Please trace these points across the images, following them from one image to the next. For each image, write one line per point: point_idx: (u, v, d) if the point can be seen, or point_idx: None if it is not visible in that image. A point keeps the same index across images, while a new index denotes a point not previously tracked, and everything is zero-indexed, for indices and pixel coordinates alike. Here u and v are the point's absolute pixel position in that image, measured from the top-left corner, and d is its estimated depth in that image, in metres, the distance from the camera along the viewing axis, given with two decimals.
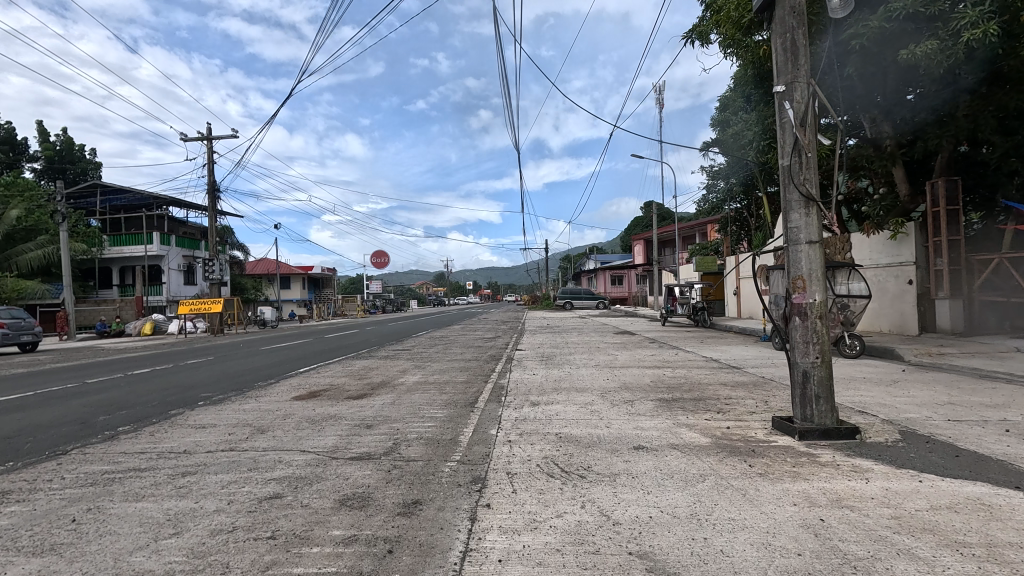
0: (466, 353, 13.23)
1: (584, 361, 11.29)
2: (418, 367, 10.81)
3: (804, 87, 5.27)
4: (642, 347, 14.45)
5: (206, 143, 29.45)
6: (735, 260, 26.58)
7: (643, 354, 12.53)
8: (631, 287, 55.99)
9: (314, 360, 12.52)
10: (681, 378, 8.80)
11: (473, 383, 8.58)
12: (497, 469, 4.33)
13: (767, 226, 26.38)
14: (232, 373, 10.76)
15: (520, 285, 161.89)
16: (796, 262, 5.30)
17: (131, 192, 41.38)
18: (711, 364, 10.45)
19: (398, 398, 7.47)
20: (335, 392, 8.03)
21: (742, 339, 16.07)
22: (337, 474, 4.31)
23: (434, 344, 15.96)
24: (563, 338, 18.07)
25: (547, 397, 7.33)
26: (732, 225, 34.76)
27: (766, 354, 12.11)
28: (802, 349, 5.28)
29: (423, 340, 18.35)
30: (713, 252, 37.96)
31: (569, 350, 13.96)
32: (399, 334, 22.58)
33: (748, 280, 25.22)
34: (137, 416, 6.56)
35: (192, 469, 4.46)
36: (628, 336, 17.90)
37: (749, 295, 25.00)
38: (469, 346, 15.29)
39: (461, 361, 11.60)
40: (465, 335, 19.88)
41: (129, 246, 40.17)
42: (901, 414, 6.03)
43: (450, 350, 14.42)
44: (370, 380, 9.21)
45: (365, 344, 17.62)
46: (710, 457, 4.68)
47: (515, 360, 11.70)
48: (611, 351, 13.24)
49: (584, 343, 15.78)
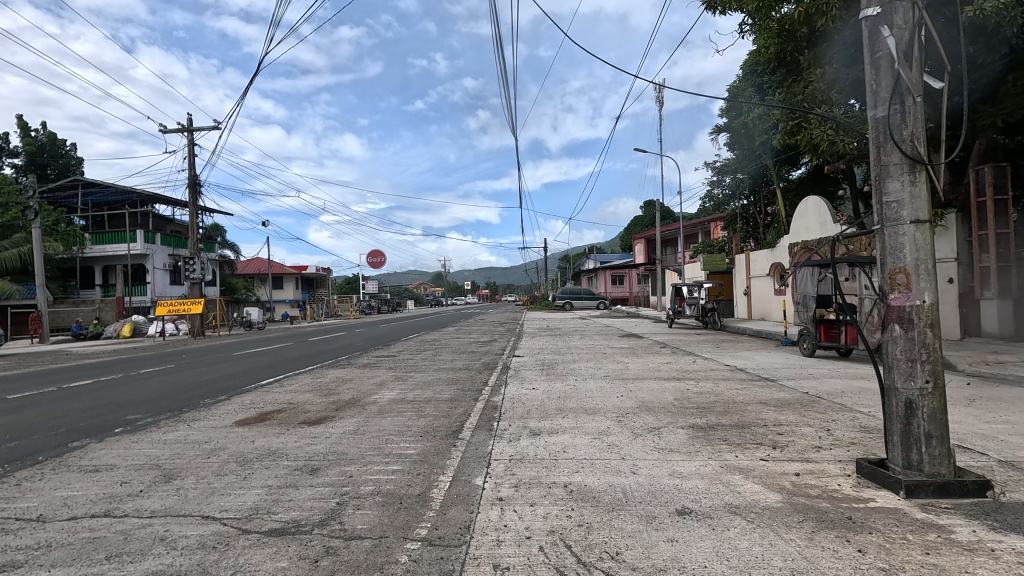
0: (457, 361, 11.78)
1: (591, 371, 9.85)
2: (398, 379, 9.34)
3: (908, 9, 3.79)
4: (654, 354, 13.01)
5: (186, 135, 27.92)
6: (745, 258, 25.17)
7: (657, 363, 11.08)
8: (632, 287, 54.60)
9: (285, 368, 11.09)
10: (710, 395, 7.35)
11: (459, 401, 7.12)
12: (478, 561, 2.85)
13: (782, 222, 24.95)
14: (182, 386, 9.29)
15: (519, 285, 160.56)
16: (896, 249, 3.84)
17: (115, 188, 39.85)
18: (739, 377, 9.00)
19: (364, 423, 6.01)
20: (290, 415, 6.56)
21: (761, 344, 14.61)
22: (234, 569, 2.82)
23: (422, 350, 14.49)
24: (565, 342, 16.62)
25: (549, 422, 5.87)
26: (739, 223, 33.39)
27: (797, 363, 10.65)
28: (904, 370, 3.82)
29: (413, 344, 16.86)
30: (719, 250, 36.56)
31: (572, 357, 12.50)
32: (387, 337, 21.10)
33: (759, 279, 23.79)
34: (21, 453, 5.08)
35: (22, 558, 2.97)
36: (635, 341, 16.42)
37: (761, 295, 23.55)
38: (461, 352, 13.83)
39: (449, 371, 10.16)
40: (459, 339, 18.40)
41: (113, 245, 38.63)
42: (1016, 452, 4.59)
43: (440, 356, 12.95)
44: (338, 397, 7.75)
45: (348, 348, 16.23)
46: (792, 531, 3.21)
47: (511, 370, 10.24)
48: (620, 359, 11.77)
49: (588, 348, 14.31)
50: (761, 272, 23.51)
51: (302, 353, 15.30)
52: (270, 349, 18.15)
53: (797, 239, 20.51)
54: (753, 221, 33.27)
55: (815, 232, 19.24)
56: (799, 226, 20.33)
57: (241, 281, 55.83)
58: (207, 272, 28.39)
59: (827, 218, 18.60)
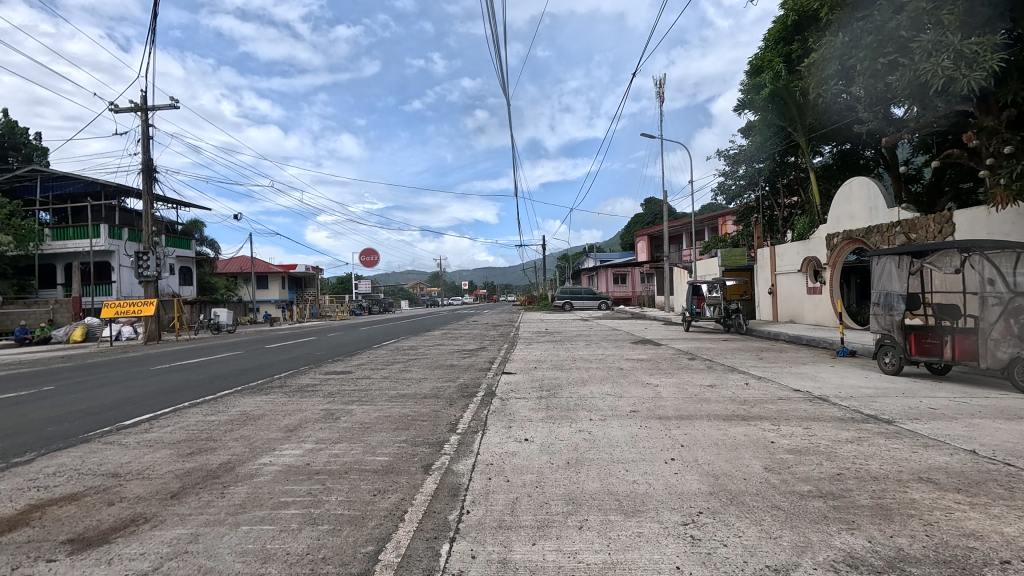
0: (426, 382, 8.86)
1: (609, 402, 6.85)
2: (327, 417, 6.36)
3: None
4: (685, 369, 10.04)
5: (140, 115, 24.95)
6: (769, 253, 22.35)
7: (697, 386, 8.12)
8: (635, 287, 51.83)
9: (189, 394, 8.05)
10: (822, 462, 4.36)
11: (396, 476, 4.13)
12: None
13: (814, 210, 22.03)
14: (17, 424, 6.34)
15: (517, 285, 157.45)
16: None
17: (78, 179, 36.76)
18: (833, 415, 6.02)
19: (187, 547, 3.01)
20: (74, 514, 3.54)
21: (814, 356, 11.67)
22: None
23: (388, 364, 11.56)
24: (568, 350, 13.68)
25: (551, 551, 2.90)
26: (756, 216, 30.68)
27: (895, 386, 7.68)
28: None
29: (385, 354, 13.93)
30: (733, 246, 33.72)
31: (579, 374, 9.55)
32: (359, 343, 18.14)
33: (787, 277, 20.96)
34: None
35: None
36: (653, 350, 13.50)
37: (790, 293, 20.71)
38: (436, 367, 10.87)
39: (410, 401, 7.18)
40: (440, 347, 15.46)
41: (74, 241, 35.59)
42: None
43: (408, 374, 10.00)
44: (207, 458, 4.76)
45: (304, 358, 13.24)
46: None
47: (497, 399, 7.26)
48: (646, 378, 8.81)
49: (599, 361, 11.34)
50: (791, 268, 20.60)
51: (242, 366, 12.30)
52: (217, 358, 15.18)
53: (837, 229, 17.64)
54: (772, 216, 30.62)
55: (863, 217, 16.32)
56: (840, 212, 17.43)
57: (222, 281, 52.72)
58: (164, 269, 25.20)
59: (878, 202, 15.75)
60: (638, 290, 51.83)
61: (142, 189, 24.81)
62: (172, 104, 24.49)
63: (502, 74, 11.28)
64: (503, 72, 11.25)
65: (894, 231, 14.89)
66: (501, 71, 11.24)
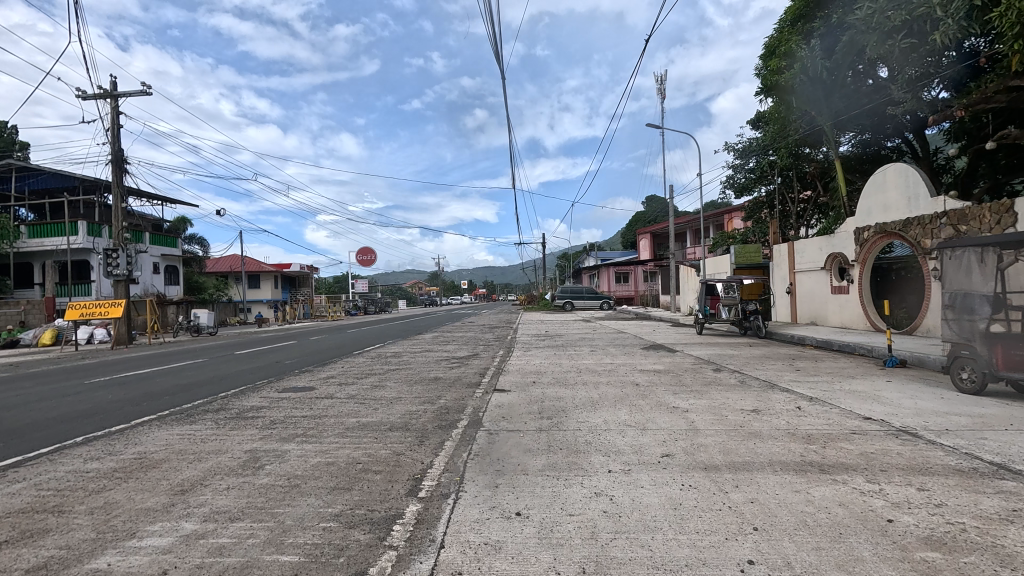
0: (397, 406, 7.14)
1: (632, 441, 5.15)
2: (248, 463, 4.66)
3: None
4: (713, 384, 8.42)
5: (109, 103, 23.26)
6: (786, 250, 20.76)
7: (738, 412, 6.43)
8: (637, 285, 50.23)
9: (101, 421, 6.45)
10: (999, 574, 2.67)
11: None
12: None
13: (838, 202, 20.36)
14: None
15: (516, 283, 155.84)
16: None
17: (54, 173, 34.95)
18: (945, 465, 4.34)
19: None
20: None
21: (859, 367, 10.02)
22: None
23: (362, 377, 9.87)
24: (571, 358, 11.99)
25: None
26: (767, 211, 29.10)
27: (994, 414, 6.01)
28: None
29: (361, 362, 12.23)
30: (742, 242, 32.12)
31: (587, 392, 7.86)
32: (340, 348, 16.52)
33: (807, 275, 19.36)
34: None
35: None
36: (668, 358, 11.83)
37: (812, 292, 19.09)
38: (416, 382, 9.17)
39: (370, 436, 5.50)
40: (428, 353, 13.88)
41: (50, 238, 33.83)
42: None
43: (381, 391, 8.34)
44: (20, 554, 3.04)
45: (279, 367, 11.79)
46: None
47: (482, 434, 5.56)
48: (671, 400, 7.12)
49: (609, 373, 9.67)
50: (814, 266, 18.91)
51: (202, 377, 10.78)
52: (181, 365, 13.66)
53: (868, 221, 16.00)
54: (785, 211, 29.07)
55: (900, 208, 14.69)
56: (871, 203, 15.80)
57: (211, 281, 51.10)
58: (135, 266, 23.47)
59: (917, 190, 14.11)
60: (641, 289, 50.12)
61: (111, 181, 23.11)
62: (142, 90, 22.85)
63: (493, 35, 9.64)
64: (494, 32, 9.61)
65: (938, 224, 13.24)
66: (492, 31, 9.60)
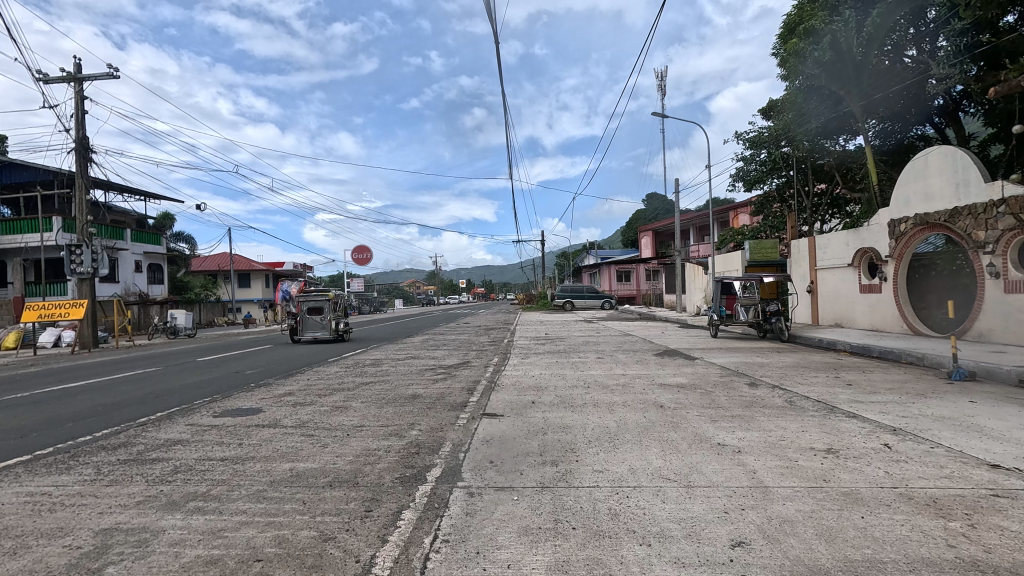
0: (351, 442, 5.43)
1: (677, 516, 3.45)
2: (85, 562, 2.96)
3: None
4: (757, 406, 6.74)
5: (74, 86, 21.49)
6: (807, 245, 19.14)
7: (808, 453, 4.75)
8: (639, 284, 48.64)
9: None
10: None
11: None
12: None
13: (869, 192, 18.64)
14: None
15: (515, 283, 154.04)
16: None
17: (27, 166, 33.16)
18: None
19: None
20: None
21: (923, 381, 8.39)
22: None
23: (325, 394, 8.19)
24: (576, 369, 10.32)
25: None
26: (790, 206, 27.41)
27: None
28: None
29: (334, 372, 10.59)
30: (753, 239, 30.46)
31: (600, 419, 6.20)
32: (318, 352, 15.03)
33: (832, 273, 17.72)
34: None
35: None
36: (690, 368, 10.16)
37: (837, 291, 17.45)
38: (387, 402, 7.47)
39: (296, 502, 3.79)
40: (412, 361, 12.28)
41: (24, 234, 32.07)
42: None
43: (339, 416, 6.64)
44: None
45: (239, 378, 10.24)
46: None
47: (459, 496, 3.88)
48: (711, 433, 5.44)
49: (622, 389, 8.02)
50: (840, 262, 17.25)
51: (145, 389, 9.19)
52: (134, 374, 12.06)
53: (907, 211, 14.33)
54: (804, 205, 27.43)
55: (945, 197, 13.06)
56: (909, 191, 14.21)
57: (199, 280, 49.53)
58: (102, 264, 21.77)
59: (966, 174, 12.48)
60: (642, 288, 48.55)
61: (75, 171, 21.38)
62: (109, 73, 21.18)
63: None
64: None
65: (995, 214, 11.59)
66: None
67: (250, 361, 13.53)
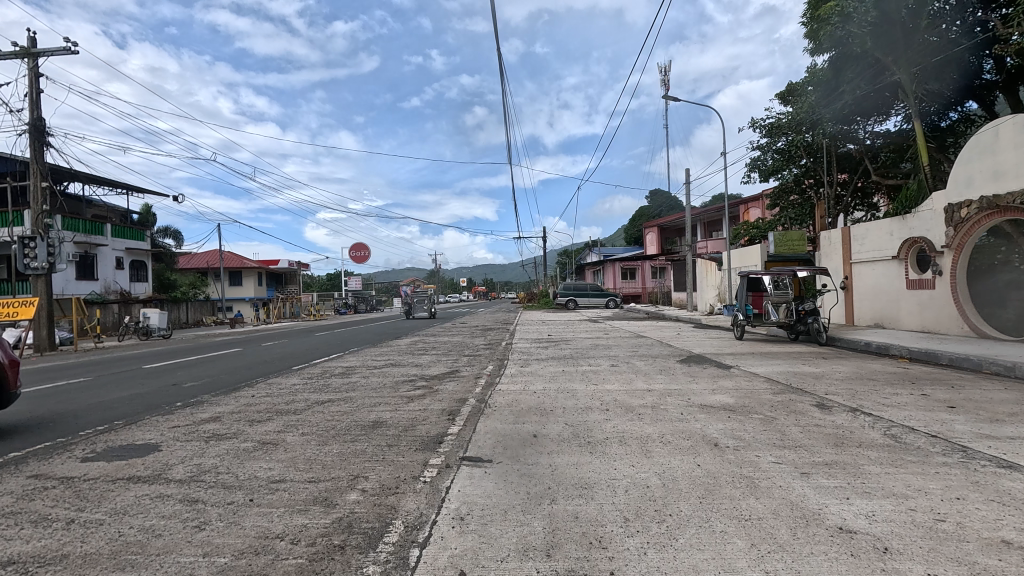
0: (245, 519, 3.41)
1: None
2: None
3: None
4: (853, 447, 4.71)
5: (28, 63, 19.50)
6: (841, 236, 17.07)
7: (1005, 556, 2.74)
8: (645, 282, 46.64)
9: None
10: None
11: None
12: None
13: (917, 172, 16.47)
14: None
15: (516, 283, 151.81)
16: None
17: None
18: None
19: None
20: None
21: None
22: None
23: (258, 422, 6.16)
24: (588, 383, 8.31)
25: None
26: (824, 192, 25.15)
27: None
28: None
29: (288, 387, 8.56)
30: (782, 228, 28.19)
31: (634, 471, 4.19)
32: (290, 358, 13.10)
33: (873, 266, 15.63)
34: None
35: None
36: (729, 382, 8.14)
37: (879, 288, 15.42)
38: (336, 436, 5.47)
39: None
40: (390, 370, 10.29)
41: None
42: None
43: (253, 463, 4.59)
44: None
45: (172, 396, 8.03)
46: None
47: None
48: (819, 506, 3.41)
49: (654, 416, 6.00)
50: (882, 254, 15.22)
51: (49, 411, 7.11)
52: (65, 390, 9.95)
53: (971, 192, 12.28)
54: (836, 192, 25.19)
55: (1021, 174, 11.07)
56: (973, 169, 12.22)
57: (187, 278, 47.65)
58: (61, 259, 19.78)
59: None
60: (648, 286, 46.50)
61: (30, 157, 19.40)
62: (67, 48, 19.17)
63: None
64: None
65: None
66: None
67: (207, 369, 11.62)
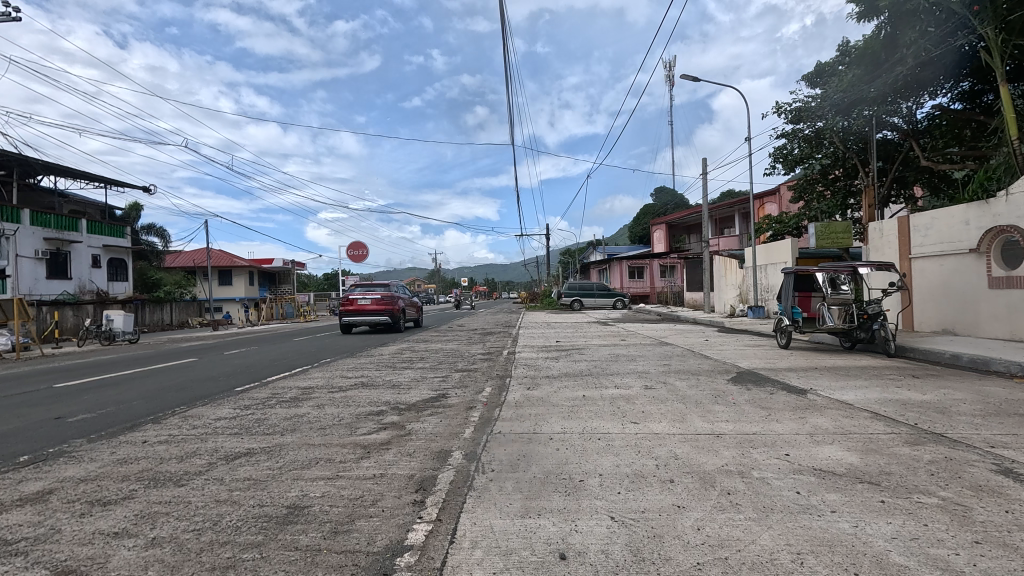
0: None
1: None
2: None
3: None
4: None
5: None
6: (898, 227, 14.60)
7: None
8: (654, 281, 44.25)
9: None
10: None
11: None
12: None
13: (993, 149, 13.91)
14: None
15: (517, 282, 149.54)
16: None
17: None
18: None
19: None
20: None
21: None
22: None
23: (98, 508, 3.71)
24: (620, 420, 5.91)
25: None
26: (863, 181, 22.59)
27: None
28: None
29: (206, 425, 6.15)
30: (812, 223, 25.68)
31: None
32: (254, 370, 10.84)
33: (943, 261, 13.19)
34: None
35: None
36: (823, 422, 5.71)
37: (951, 287, 12.98)
38: (205, 551, 3.05)
39: None
40: (356, 395, 7.87)
41: None
42: None
43: None
44: None
45: (18, 441, 5.63)
46: None
47: None
48: None
49: (757, 502, 3.57)
50: (956, 248, 12.77)
51: None
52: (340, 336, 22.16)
53: None
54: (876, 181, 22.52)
55: None
56: None
57: (174, 277, 45.16)
58: None
59: None
60: (658, 286, 44.07)
61: None
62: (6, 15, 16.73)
63: None
64: None
65: None
66: None
67: (141, 385, 9.33)
